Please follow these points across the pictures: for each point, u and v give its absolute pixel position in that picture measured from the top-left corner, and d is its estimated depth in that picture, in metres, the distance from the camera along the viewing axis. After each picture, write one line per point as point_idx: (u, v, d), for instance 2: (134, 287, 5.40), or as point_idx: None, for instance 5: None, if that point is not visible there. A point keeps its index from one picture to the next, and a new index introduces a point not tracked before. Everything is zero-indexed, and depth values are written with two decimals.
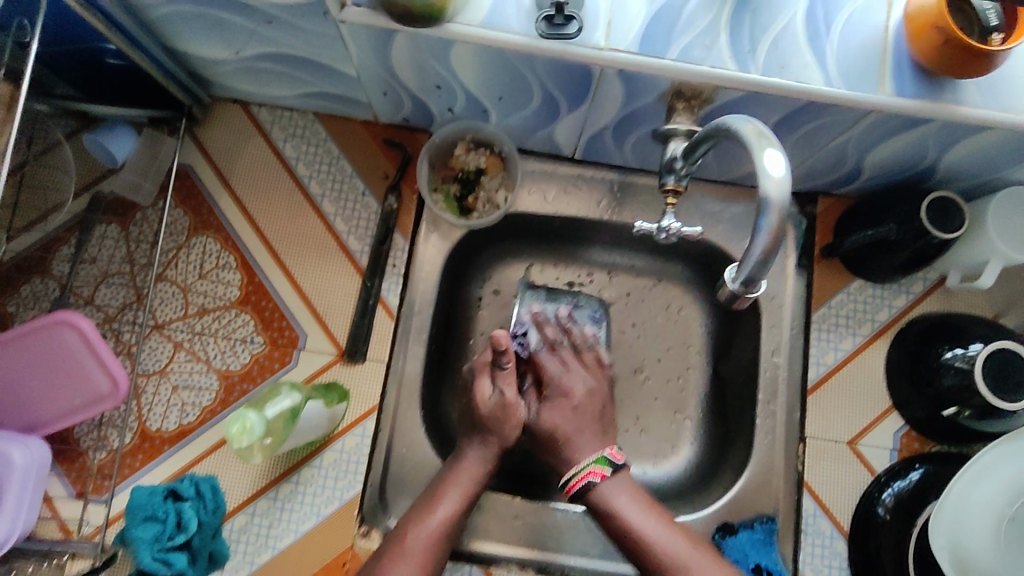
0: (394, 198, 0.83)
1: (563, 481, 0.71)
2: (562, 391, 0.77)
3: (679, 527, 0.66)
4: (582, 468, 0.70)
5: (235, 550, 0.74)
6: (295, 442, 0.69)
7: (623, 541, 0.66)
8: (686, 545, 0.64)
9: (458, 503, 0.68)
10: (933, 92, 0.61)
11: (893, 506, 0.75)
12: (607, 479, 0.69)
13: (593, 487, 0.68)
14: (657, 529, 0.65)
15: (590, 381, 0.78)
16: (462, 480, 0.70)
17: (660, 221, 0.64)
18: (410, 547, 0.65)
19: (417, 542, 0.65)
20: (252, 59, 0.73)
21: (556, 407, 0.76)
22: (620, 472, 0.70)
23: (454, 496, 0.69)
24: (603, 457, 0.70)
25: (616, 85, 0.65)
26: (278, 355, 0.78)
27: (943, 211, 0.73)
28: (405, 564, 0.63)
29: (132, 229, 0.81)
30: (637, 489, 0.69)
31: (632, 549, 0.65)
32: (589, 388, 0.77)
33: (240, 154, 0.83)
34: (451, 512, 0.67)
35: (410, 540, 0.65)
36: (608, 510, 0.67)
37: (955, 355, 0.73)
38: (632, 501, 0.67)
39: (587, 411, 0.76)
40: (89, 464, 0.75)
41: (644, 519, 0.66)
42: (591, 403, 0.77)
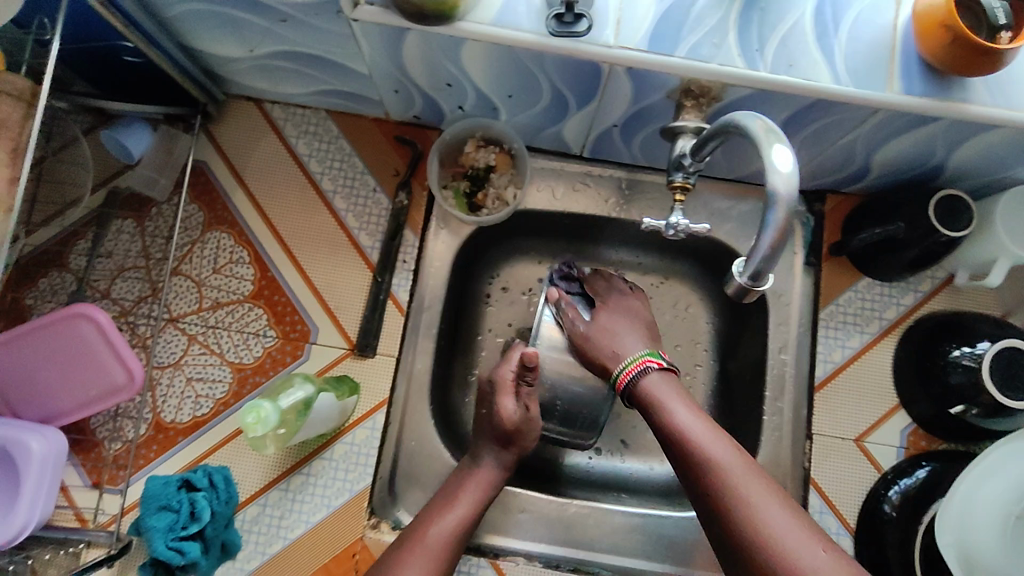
0: (405, 195, 0.84)
1: (614, 375, 0.69)
2: (613, 297, 0.78)
3: (728, 436, 0.60)
4: (633, 359, 0.69)
5: (247, 540, 0.75)
6: (307, 434, 0.70)
7: (662, 429, 0.62)
8: (730, 452, 0.58)
9: (470, 507, 0.69)
10: (940, 90, 0.62)
11: (899, 503, 0.75)
12: (657, 370, 0.67)
13: (642, 377, 0.66)
14: (700, 428, 0.60)
15: (637, 297, 0.79)
16: (475, 483, 0.71)
17: (668, 218, 0.64)
18: (425, 546, 0.65)
19: (428, 543, 0.66)
20: (266, 57, 0.74)
21: (605, 306, 0.76)
22: (668, 373, 0.67)
23: (470, 496, 0.70)
24: (654, 352, 0.69)
25: (626, 82, 0.66)
26: (290, 349, 0.80)
27: (952, 210, 0.73)
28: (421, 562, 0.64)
29: (147, 224, 0.82)
30: (686, 392, 0.65)
31: (671, 440, 0.61)
32: (636, 300, 0.78)
33: (254, 150, 0.85)
34: (462, 517, 0.68)
35: (425, 542, 0.66)
36: (652, 398, 0.64)
37: (962, 353, 0.73)
38: (681, 397, 0.63)
39: (634, 318, 0.75)
40: (105, 455, 0.77)
41: (689, 417, 0.61)
42: (639, 310, 0.77)
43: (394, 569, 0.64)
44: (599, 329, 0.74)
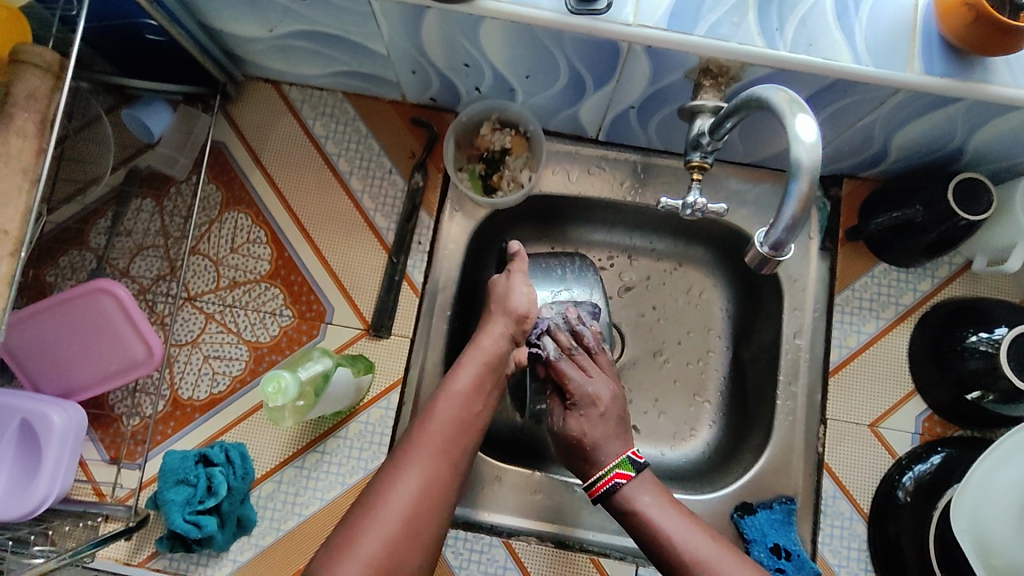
0: (420, 176, 0.84)
1: (588, 483, 0.70)
2: (588, 398, 0.73)
3: (704, 528, 0.65)
4: (606, 472, 0.69)
5: (261, 516, 0.75)
6: (323, 409, 0.70)
7: (646, 542, 0.65)
8: (709, 544, 0.62)
9: (476, 372, 0.68)
10: (962, 71, 0.61)
11: (913, 489, 0.75)
12: (630, 481, 0.68)
13: (618, 490, 0.68)
14: (680, 526, 0.64)
15: (613, 385, 0.75)
16: (481, 358, 0.69)
17: (685, 198, 0.65)
18: (430, 433, 0.64)
19: (432, 430, 0.64)
20: (285, 37, 0.74)
21: (584, 416, 0.72)
22: (642, 472, 0.69)
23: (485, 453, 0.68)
24: (626, 459, 0.69)
25: (644, 62, 0.66)
26: (306, 328, 0.80)
27: (971, 192, 0.72)
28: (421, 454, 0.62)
29: (166, 204, 0.83)
30: (661, 488, 0.68)
31: (651, 544, 0.64)
32: (612, 392, 0.74)
33: (271, 131, 0.85)
34: (469, 384, 0.67)
35: (427, 431, 0.64)
36: (629, 507, 0.66)
37: (980, 339, 0.72)
38: (656, 499, 0.67)
39: (614, 420, 0.72)
40: (124, 430, 0.78)
41: (666, 517, 0.65)
42: (616, 409, 0.73)
43: (398, 458, 0.62)
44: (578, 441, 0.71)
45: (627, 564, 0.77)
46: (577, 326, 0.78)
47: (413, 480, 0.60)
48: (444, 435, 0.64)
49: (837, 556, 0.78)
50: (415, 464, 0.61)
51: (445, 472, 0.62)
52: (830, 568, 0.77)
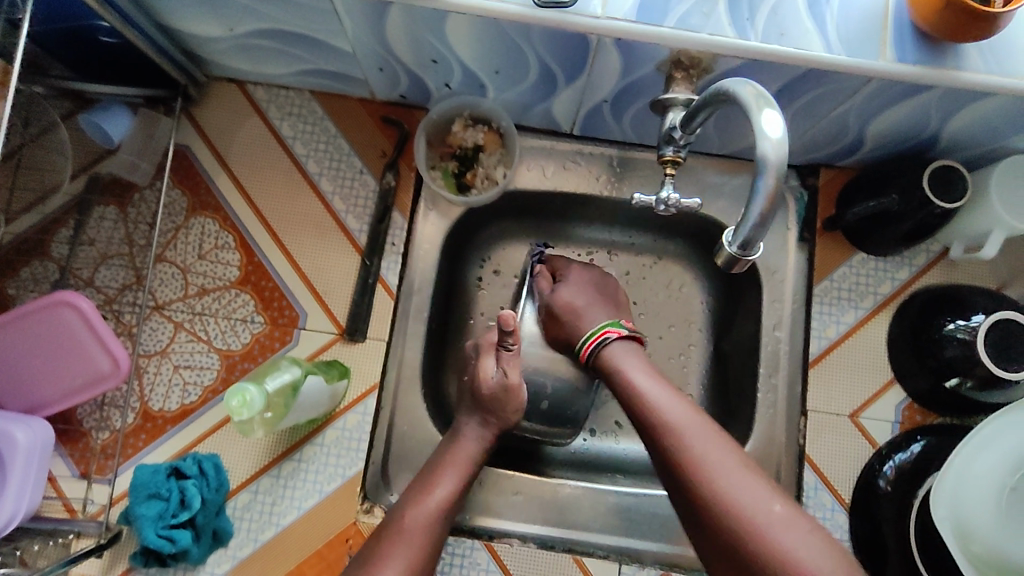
0: (392, 176, 0.82)
1: (579, 345, 0.76)
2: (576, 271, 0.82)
3: (684, 398, 0.65)
4: (595, 331, 0.75)
5: (238, 528, 0.74)
6: (297, 418, 0.69)
7: (624, 396, 0.67)
8: (687, 411, 0.63)
9: (455, 482, 0.68)
10: (935, 58, 0.60)
11: (894, 478, 0.75)
12: (619, 341, 0.73)
13: (605, 346, 0.73)
14: (660, 392, 0.65)
15: (590, 288, 0.80)
16: (458, 460, 0.70)
17: (659, 193, 0.63)
18: (411, 527, 0.64)
19: (414, 525, 0.64)
20: (247, 36, 0.72)
21: (570, 282, 0.81)
22: (627, 344, 0.73)
23: (448, 479, 0.68)
24: (619, 322, 0.75)
25: (614, 54, 0.64)
26: (278, 335, 0.78)
27: (946, 179, 0.72)
28: (403, 545, 0.62)
29: (130, 211, 0.81)
30: (648, 362, 0.71)
31: (631, 401, 0.66)
32: (596, 279, 0.82)
33: (236, 133, 0.83)
34: (448, 493, 0.67)
35: (407, 520, 0.64)
36: (614, 365, 0.71)
37: (957, 326, 0.73)
38: (639, 365, 0.70)
39: (598, 299, 0.79)
40: (93, 444, 0.75)
41: (652, 385, 0.66)
42: (600, 282, 0.82)
43: (379, 552, 0.61)
44: (567, 306, 0.78)
45: (610, 562, 0.76)
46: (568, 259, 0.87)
47: (394, 572, 0.60)
48: (425, 531, 0.64)
49: None
50: (398, 556, 0.61)
51: (423, 566, 0.62)
52: None
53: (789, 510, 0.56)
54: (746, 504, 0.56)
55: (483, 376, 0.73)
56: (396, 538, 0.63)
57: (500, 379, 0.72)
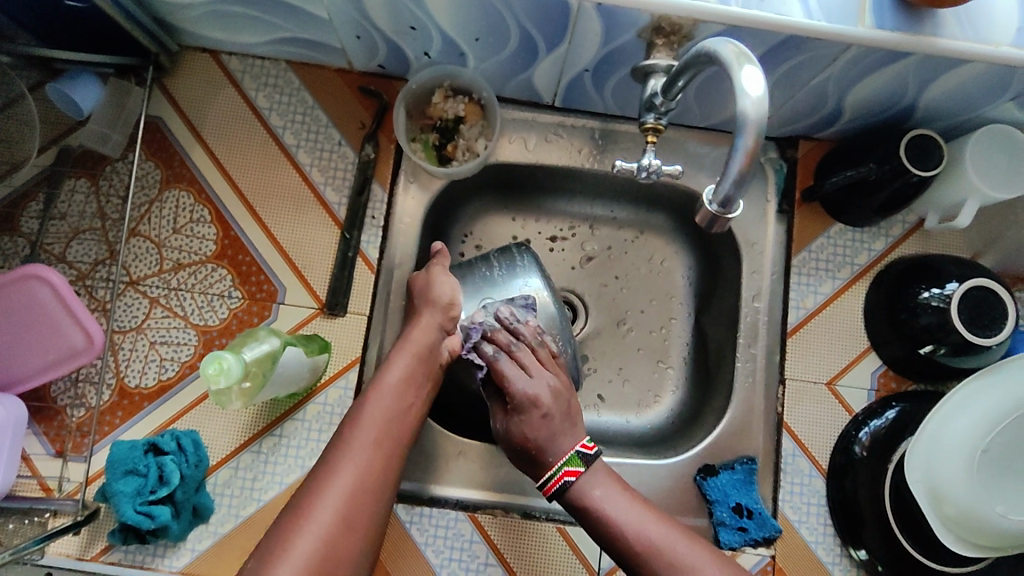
0: (371, 148, 0.81)
1: (540, 483, 0.68)
2: (527, 400, 0.70)
3: (657, 514, 0.65)
4: (555, 471, 0.67)
5: (219, 504, 0.73)
6: (275, 391, 0.68)
7: (600, 534, 0.64)
8: (660, 528, 0.63)
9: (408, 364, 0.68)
10: (913, 25, 0.61)
11: (869, 444, 0.76)
12: (579, 479, 0.66)
13: (568, 488, 0.66)
14: (633, 518, 0.63)
15: (553, 382, 0.72)
16: (410, 348, 0.70)
17: (640, 160, 0.63)
18: (367, 417, 0.64)
19: (370, 415, 0.64)
20: (219, 2, 0.70)
21: (527, 421, 0.69)
22: (592, 464, 0.67)
23: (398, 364, 0.68)
24: (576, 455, 0.67)
25: (595, 21, 0.64)
26: (257, 309, 0.77)
27: (923, 148, 0.73)
28: (362, 433, 0.63)
29: (101, 183, 0.78)
30: (612, 476, 0.67)
31: (608, 536, 0.64)
32: (554, 390, 0.71)
33: (211, 104, 0.81)
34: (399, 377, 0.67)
35: (365, 410, 0.64)
36: (585, 503, 0.65)
37: (932, 295, 0.74)
38: (607, 491, 0.65)
39: (557, 420, 0.69)
40: (68, 422, 0.74)
41: (620, 509, 0.64)
42: (559, 407, 0.70)
43: (338, 441, 0.62)
44: (523, 444, 0.69)
45: None
46: (511, 324, 0.75)
47: (355, 462, 0.60)
48: (381, 419, 0.64)
49: (798, 513, 0.79)
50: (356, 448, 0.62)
51: (385, 450, 0.63)
52: (791, 524, 0.78)
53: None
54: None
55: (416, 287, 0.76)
56: (356, 426, 0.63)
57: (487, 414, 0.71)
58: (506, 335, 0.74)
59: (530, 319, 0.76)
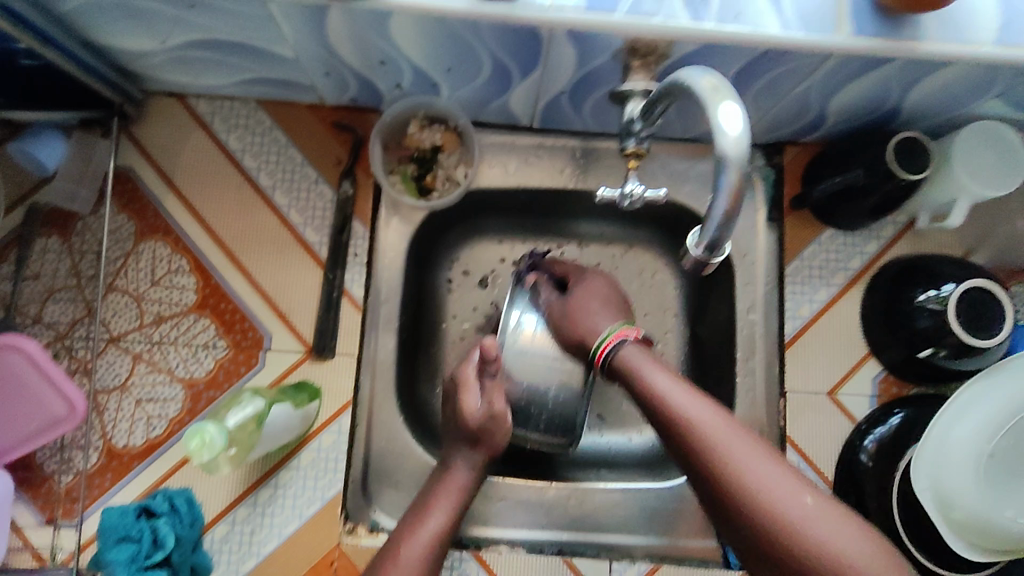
0: (349, 184, 0.79)
1: (593, 348, 0.68)
2: (584, 283, 0.75)
3: (707, 397, 0.58)
4: (614, 330, 0.67)
5: (217, 561, 0.72)
6: (266, 447, 0.66)
7: (640, 394, 0.60)
8: (714, 412, 0.56)
9: (446, 515, 0.65)
10: (893, 30, 0.59)
11: (875, 452, 0.75)
12: (633, 342, 0.65)
13: (624, 346, 0.65)
14: (681, 394, 0.58)
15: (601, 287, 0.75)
16: (450, 490, 0.67)
17: (622, 187, 0.62)
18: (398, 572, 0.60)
19: (405, 558, 0.61)
20: (181, 48, 0.68)
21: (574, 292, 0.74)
22: (638, 345, 0.65)
23: (440, 509, 0.66)
24: (627, 326, 0.67)
25: (568, 46, 0.62)
26: (243, 358, 0.75)
27: (909, 150, 0.72)
28: None
29: (74, 240, 0.76)
30: (664, 362, 0.63)
31: (645, 402, 0.60)
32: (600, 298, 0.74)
33: (181, 150, 0.79)
34: (439, 526, 0.64)
35: (402, 555, 0.61)
36: (629, 366, 0.62)
37: (929, 297, 0.73)
38: (659, 365, 0.61)
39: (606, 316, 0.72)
40: (56, 488, 0.72)
41: (669, 383, 0.59)
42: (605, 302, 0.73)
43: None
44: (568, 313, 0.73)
45: (602, 560, 0.74)
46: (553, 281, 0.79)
47: None
48: None
49: None
50: None
51: None
52: None
53: (819, 498, 0.50)
54: (783, 509, 0.50)
55: (468, 412, 0.70)
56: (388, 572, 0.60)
57: (484, 408, 0.69)
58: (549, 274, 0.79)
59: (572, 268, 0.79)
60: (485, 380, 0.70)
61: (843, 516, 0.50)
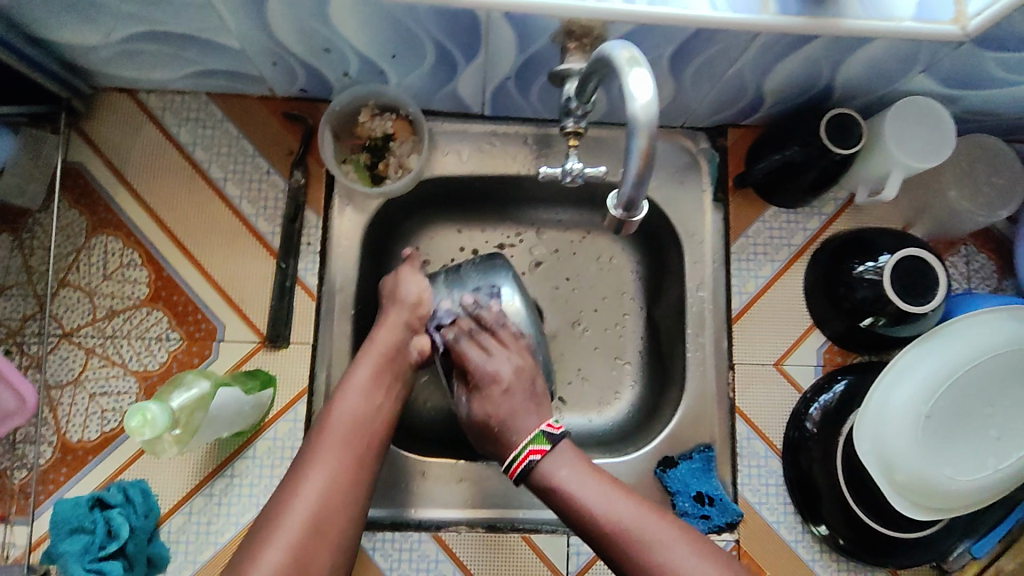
0: (300, 174, 0.80)
1: (505, 465, 0.66)
2: (489, 377, 0.70)
3: (625, 492, 0.62)
4: (519, 453, 0.65)
5: (175, 552, 0.71)
6: (212, 433, 0.66)
7: (568, 515, 0.62)
8: (635, 510, 0.60)
9: (330, 455, 0.63)
10: (815, 8, 0.62)
11: (820, 419, 0.77)
12: (547, 457, 0.64)
13: (534, 466, 0.64)
14: (601, 497, 0.61)
15: (516, 361, 0.72)
16: (375, 352, 0.72)
17: (563, 165, 0.63)
18: (330, 432, 0.65)
19: (289, 506, 0.59)
20: (127, 41, 0.69)
21: (485, 398, 0.69)
22: (558, 444, 0.65)
23: (363, 367, 0.70)
24: (541, 433, 0.65)
25: (506, 29, 0.64)
26: (197, 349, 0.76)
27: (842, 127, 0.75)
28: (326, 438, 0.65)
29: (25, 236, 0.76)
30: (578, 453, 0.65)
31: (574, 516, 0.61)
32: (515, 367, 0.71)
33: (132, 145, 0.79)
34: (323, 469, 0.62)
35: (289, 506, 0.59)
36: (549, 481, 0.63)
37: (867, 268, 0.75)
38: (575, 471, 0.63)
39: (518, 398, 0.69)
40: (10, 485, 0.72)
41: (589, 490, 0.61)
42: (521, 385, 0.70)
43: (257, 541, 0.57)
44: (485, 423, 0.68)
45: (559, 535, 0.76)
46: (476, 310, 0.76)
47: (323, 471, 0.62)
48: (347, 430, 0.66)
49: (758, 495, 0.79)
50: (322, 457, 0.63)
51: (353, 448, 0.65)
52: (751, 507, 0.79)
53: None
54: None
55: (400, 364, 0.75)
56: (274, 525, 0.58)
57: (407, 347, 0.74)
58: (469, 320, 0.75)
59: (494, 304, 0.78)
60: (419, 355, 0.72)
61: (709, 555, 0.59)
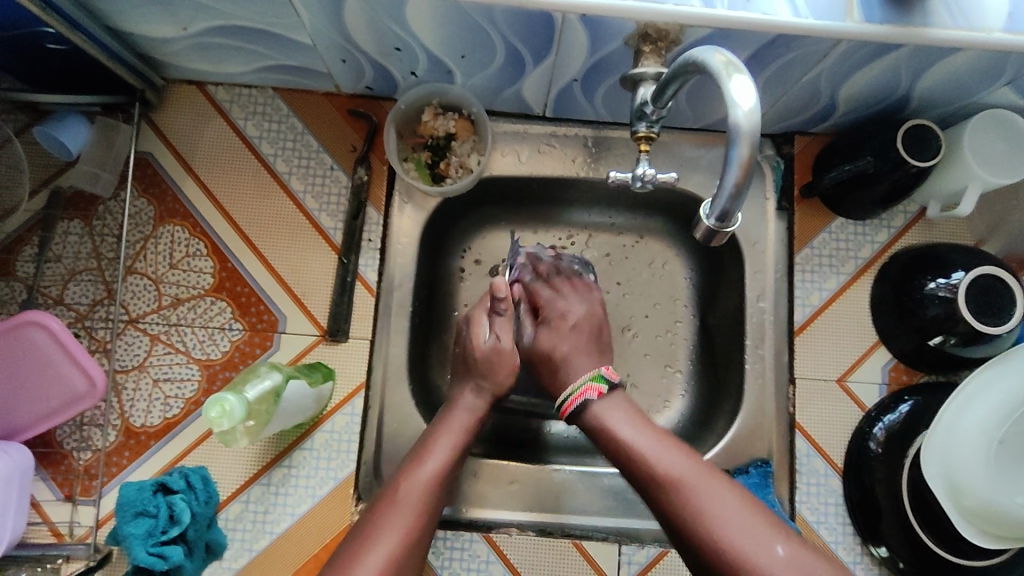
0: (364, 170, 0.80)
1: (562, 401, 0.71)
2: (560, 313, 0.78)
3: (674, 443, 0.64)
4: (577, 388, 0.70)
5: (232, 539, 0.73)
6: (279, 424, 0.67)
7: (614, 454, 0.65)
8: (680, 460, 0.62)
9: (448, 452, 0.67)
10: (902, 16, 0.60)
11: (885, 440, 0.75)
12: (602, 398, 0.69)
13: (588, 405, 0.69)
14: (649, 443, 0.64)
15: (587, 305, 0.80)
16: (454, 428, 0.69)
17: (634, 170, 0.62)
18: (405, 494, 0.63)
19: (409, 494, 0.63)
20: (202, 35, 0.70)
21: (553, 327, 0.77)
22: (614, 393, 0.70)
23: (442, 447, 0.67)
24: (600, 376, 0.71)
25: (580, 31, 0.63)
26: (259, 340, 0.77)
27: (920, 139, 0.72)
28: (397, 516, 0.61)
29: (95, 223, 0.78)
30: (633, 409, 0.68)
31: (623, 460, 0.64)
32: (587, 311, 0.79)
33: (201, 136, 0.81)
34: (440, 464, 0.66)
35: (401, 493, 0.63)
36: (600, 422, 0.67)
37: (938, 286, 0.72)
38: (627, 417, 0.67)
39: (585, 334, 0.77)
40: (75, 466, 0.73)
41: (638, 435, 0.65)
42: (588, 323, 0.78)
43: (373, 524, 0.60)
44: (549, 353, 0.76)
45: (611, 543, 0.76)
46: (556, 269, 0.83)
47: (388, 543, 0.59)
48: (418, 500, 0.63)
49: (816, 513, 0.78)
50: (391, 528, 0.60)
51: (422, 527, 0.62)
52: (809, 525, 0.77)
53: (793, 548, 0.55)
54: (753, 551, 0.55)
55: (475, 342, 0.75)
56: (390, 510, 0.61)
57: (491, 343, 0.74)
58: (546, 269, 0.83)
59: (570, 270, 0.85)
60: (495, 318, 0.76)
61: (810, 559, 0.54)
